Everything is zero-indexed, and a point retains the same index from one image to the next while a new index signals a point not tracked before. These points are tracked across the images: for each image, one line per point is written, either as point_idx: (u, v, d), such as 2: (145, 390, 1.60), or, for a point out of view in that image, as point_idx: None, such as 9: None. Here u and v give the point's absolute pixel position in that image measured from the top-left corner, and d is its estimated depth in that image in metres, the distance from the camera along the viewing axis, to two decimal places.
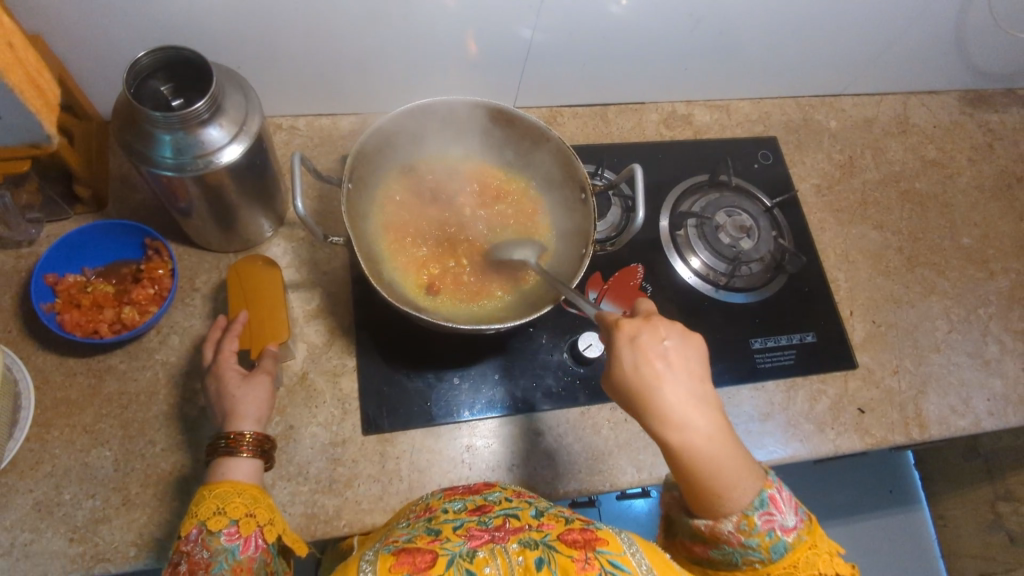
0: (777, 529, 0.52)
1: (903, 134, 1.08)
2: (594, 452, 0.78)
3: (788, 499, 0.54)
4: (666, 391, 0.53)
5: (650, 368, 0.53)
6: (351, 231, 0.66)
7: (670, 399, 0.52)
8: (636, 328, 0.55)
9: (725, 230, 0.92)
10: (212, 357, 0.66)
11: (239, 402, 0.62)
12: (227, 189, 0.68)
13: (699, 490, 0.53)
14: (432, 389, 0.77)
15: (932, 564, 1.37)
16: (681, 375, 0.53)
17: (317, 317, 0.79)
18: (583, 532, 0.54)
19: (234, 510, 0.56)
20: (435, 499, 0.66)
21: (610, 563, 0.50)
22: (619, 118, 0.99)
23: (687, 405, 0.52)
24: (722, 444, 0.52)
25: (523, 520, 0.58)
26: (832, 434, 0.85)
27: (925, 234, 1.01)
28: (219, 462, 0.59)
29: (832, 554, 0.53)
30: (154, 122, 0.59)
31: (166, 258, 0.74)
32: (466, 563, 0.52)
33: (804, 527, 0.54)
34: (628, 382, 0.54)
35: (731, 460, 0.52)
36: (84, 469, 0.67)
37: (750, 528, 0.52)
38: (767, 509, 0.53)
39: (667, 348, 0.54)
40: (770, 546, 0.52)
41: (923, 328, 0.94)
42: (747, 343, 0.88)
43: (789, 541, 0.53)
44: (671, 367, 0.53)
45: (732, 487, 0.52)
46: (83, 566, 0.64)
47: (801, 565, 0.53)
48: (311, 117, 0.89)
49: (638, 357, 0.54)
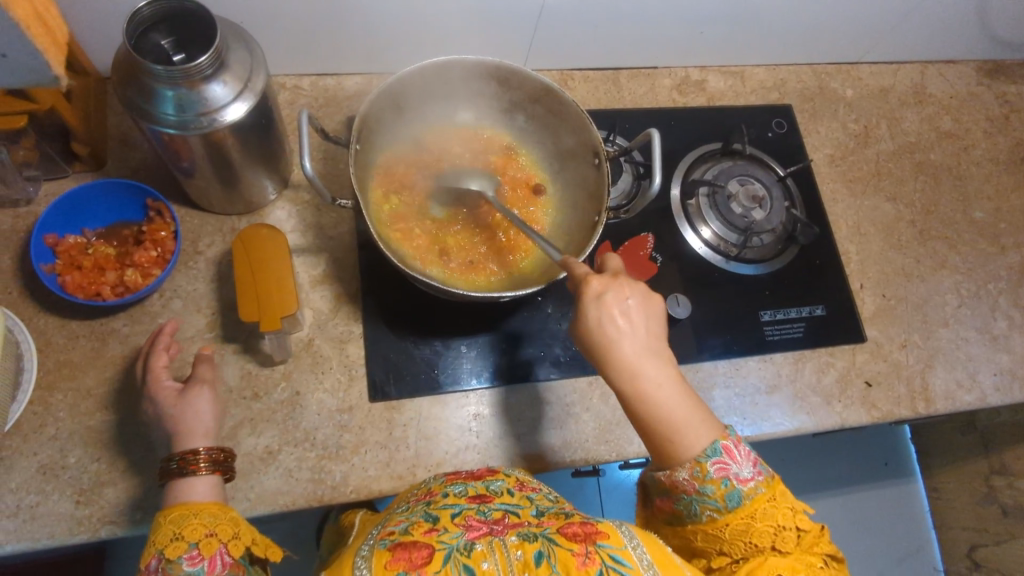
0: (732, 477, 0.55)
1: (920, 105, 1.06)
2: (602, 422, 0.77)
3: (745, 453, 0.56)
4: (623, 344, 0.56)
5: (610, 325, 0.55)
6: (359, 193, 0.64)
7: (628, 354, 0.55)
8: (604, 285, 0.56)
9: (737, 200, 0.90)
10: (142, 372, 0.66)
11: (181, 418, 0.61)
12: (231, 149, 0.66)
13: (653, 436, 0.56)
14: (439, 357, 0.76)
15: (922, 534, 1.39)
16: (639, 327, 0.56)
17: (323, 282, 0.78)
18: (583, 526, 0.56)
19: (191, 533, 0.55)
20: (438, 484, 0.66)
21: (612, 558, 0.51)
22: (631, 83, 0.97)
23: (643, 360, 0.56)
24: (673, 396, 0.56)
25: (523, 516, 0.59)
26: (839, 407, 0.85)
27: (937, 207, 1.00)
28: (176, 484, 0.58)
29: (794, 509, 0.55)
30: (156, 76, 0.57)
31: (168, 219, 0.72)
32: (463, 558, 0.52)
33: (762, 479, 0.56)
34: (592, 339, 0.56)
35: (683, 412, 0.56)
36: (89, 432, 0.67)
37: (704, 474, 0.55)
38: (721, 457, 0.55)
39: (629, 305, 0.56)
40: (725, 494, 0.55)
41: (933, 302, 0.93)
42: (756, 315, 0.87)
43: (745, 490, 0.55)
44: (628, 322, 0.56)
45: (687, 435, 0.56)
46: (90, 528, 0.63)
47: (758, 515, 0.54)
48: (315, 76, 0.86)
49: (600, 314, 0.56)
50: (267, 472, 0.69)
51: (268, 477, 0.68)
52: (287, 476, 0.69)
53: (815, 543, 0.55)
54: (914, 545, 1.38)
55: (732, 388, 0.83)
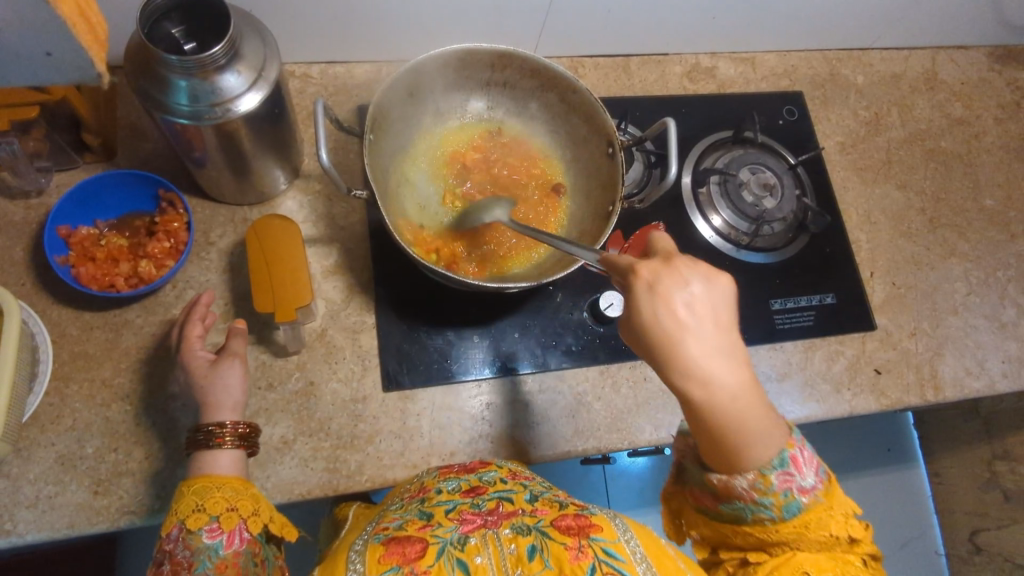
0: (794, 489, 0.52)
1: (931, 91, 1.05)
2: (613, 411, 0.78)
3: (809, 459, 0.53)
4: (689, 344, 0.46)
5: (674, 321, 0.46)
6: (373, 183, 0.64)
7: (696, 358, 0.46)
8: (655, 272, 0.48)
9: (749, 188, 0.89)
10: (178, 339, 0.67)
11: (213, 391, 0.62)
12: (243, 138, 0.66)
13: (718, 445, 0.50)
14: (451, 347, 0.76)
15: (925, 519, 1.41)
16: (707, 324, 0.47)
17: (335, 272, 0.78)
18: (577, 518, 0.56)
19: (213, 506, 0.56)
20: (431, 478, 0.66)
21: (605, 552, 0.52)
22: (641, 70, 0.96)
23: (714, 363, 0.46)
24: (748, 404, 0.48)
25: (517, 503, 0.60)
26: (848, 395, 0.85)
27: (947, 194, 0.99)
28: (201, 455, 0.59)
29: (846, 517, 0.53)
30: (169, 66, 0.56)
31: (180, 210, 0.72)
32: (457, 552, 0.53)
33: (821, 489, 0.53)
34: (650, 335, 0.47)
35: (754, 420, 0.49)
36: (106, 423, 0.67)
37: (767, 487, 0.51)
38: (787, 469, 0.51)
39: (693, 296, 0.47)
40: (783, 505, 0.52)
41: (943, 290, 0.93)
42: (767, 304, 0.87)
43: (804, 501, 0.52)
44: (695, 318, 0.47)
45: (755, 443, 0.50)
46: (109, 518, 0.64)
47: (811, 525, 0.53)
48: (325, 64, 0.86)
49: (661, 308, 0.47)
50: (283, 462, 0.69)
51: (284, 467, 0.69)
52: (303, 466, 0.69)
53: (857, 545, 0.54)
54: (917, 530, 1.40)
55: None
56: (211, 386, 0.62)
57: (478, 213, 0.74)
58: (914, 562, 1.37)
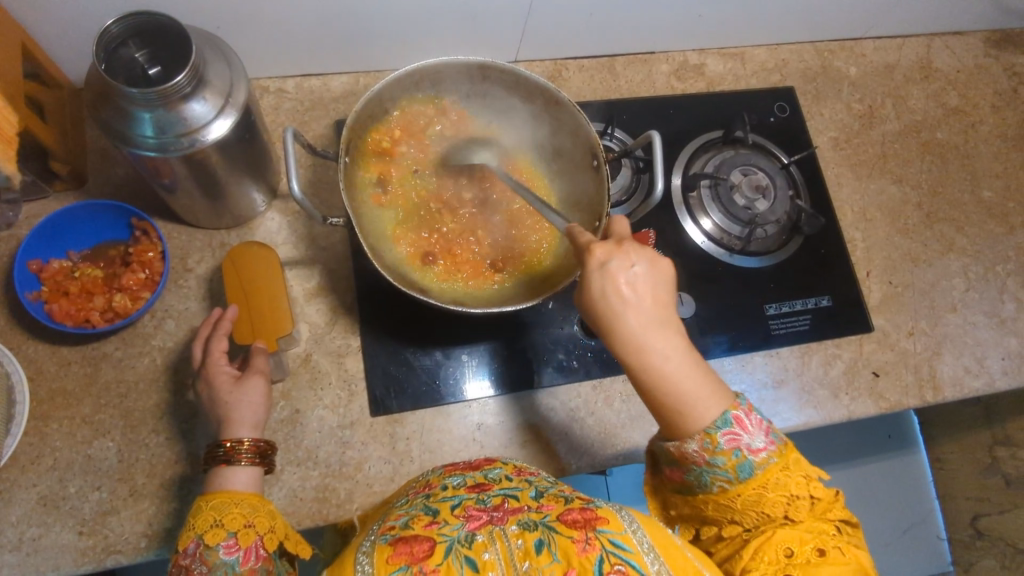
0: (743, 448, 0.53)
1: (926, 81, 1.02)
2: (607, 426, 0.76)
3: (758, 422, 0.54)
4: (628, 315, 0.52)
5: (614, 295, 0.52)
6: (349, 209, 0.62)
7: (635, 326, 0.52)
8: (607, 253, 0.53)
9: (740, 190, 0.87)
10: (201, 356, 0.64)
11: (234, 409, 0.60)
12: (215, 164, 0.63)
13: (662, 411, 0.53)
14: (440, 367, 0.75)
15: (926, 505, 1.39)
16: (647, 300, 0.52)
17: (318, 295, 0.76)
18: (583, 511, 0.54)
19: (231, 522, 0.54)
20: (436, 476, 0.64)
21: (612, 543, 0.50)
22: (627, 70, 0.93)
23: (650, 333, 0.52)
24: (682, 367, 0.52)
25: (522, 500, 0.57)
26: (846, 399, 0.84)
27: (944, 187, 0.97)
28: (218, 471, 0.57)
29: (807, 477, 0.54)
30: (131, 99, 0.54)
31: (155, 238, 0.70)
32: (464, 549, 0.51)
33: (775, 450, 0.54)
34: (598, 311, 0.53)
35: (691, 382, 0.52)
36: (87, 461, 0.66)
37: (715, 447, 0.52)
38: (732, 429, 0.53)
39: (637, 273, 0.52)
40: (736, 465, 0.53)
41: (941, 287, 0.91)
42: (762, 310, 0.86)
43: (756, 461, 0.53)
44: (633, 293, 0.52)
45: (695, 405, 0.53)
46: (95, 558, 0.63)
47: (770, 485, 0.53)
48: (299, 77, 0.83)
49: (607, 283, 0.52)
50: (272, 493, 0.68)
51: (272, 498, 0.68)
52: (292, 496, 0.68)
53: (828, 510, 0.54)
54: (917, 516, 1.38)
55: (739, 384, 0.82)
56: (236, 403, 0.60)
57: (467, 151, 0.77)
58: (915, 549, 1.37)
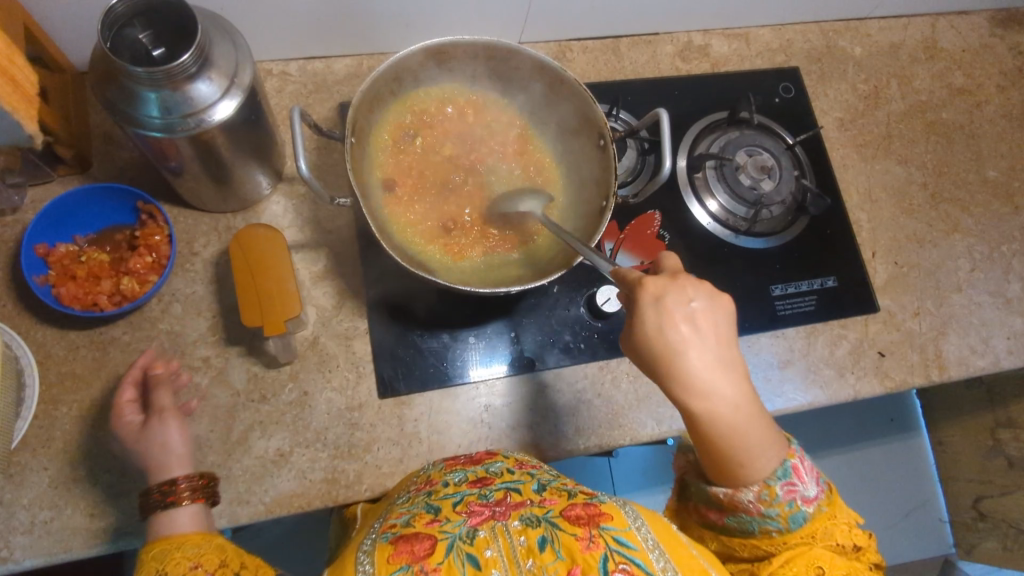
0: (798, 499, 0.53)
1: (931, 60, 1.02)
2: (614, 408, 0.76)
3: (809, 469, 0.55)
4: (692, 358, 0.50)
5: (676, 341, 0.50)
6: (356, 188, 0.62)
7: (699, 370, 0.50)
8: (662, 287, 0.51)
9: (746, 171, 0.87)
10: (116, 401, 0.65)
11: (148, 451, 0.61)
12: (220, 146, 0.63)
13: (721, 458, 0.53)
14: (447, 349, 0.75)
15: (928, 488, 1.39)
16: (711, 342, 0.51)
17: (325, 278, 0.76)
18: (586, 507, 0.53)
19: (174, 566, 0.52)
20: (437, 471, 0.64)
21: (616, 541, 0.49)
22: (631, 51, 0.93)
23: (714, 377, 0.51)
24: (749, 415, 0.52)
25: (525, 494, 0.56)
26: (852, 379, 0.84)
27: (950, 167, 0.97)
28: (159, 518, 0.58)
29: (850, 525, 0.55)
30: (137, 79, 0.54)
31: (161, 222, 0.70)
32: (466, 547, 0.51)
33: (823, 499, 0.55)
34: (660, 359, 0.51)
35: (757, 433, 0.52)
36: (97, 444, 0.66)
37: (772, 498, 0.53)
38: (790, 479, 0.54)
39: (698, 314, 0.51)
40: (788, 516, 0.54)
41: (946, 267, 0.91)
42: (768, 291, 0.86)
43: (809, 512, 0.54)
44: (695, 338, 0.50)
45: (756, 456, 0.53)
46: (107, 540, 0.63)
47: (818, 535, 0.54)
48: (303, 60, 0.83)
49: (671, 327, 0.50)
50: (281, 474, 0.68)
51: (282, 479, 0.68)
52: (301, 477, 0.68)
53: (865, 553, 0.55)
54: (919, 499, 1.39)
55: (745, 365, 0.82)
56: (149, 448, 0.61)
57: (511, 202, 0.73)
58: (917, 531, 1.38)
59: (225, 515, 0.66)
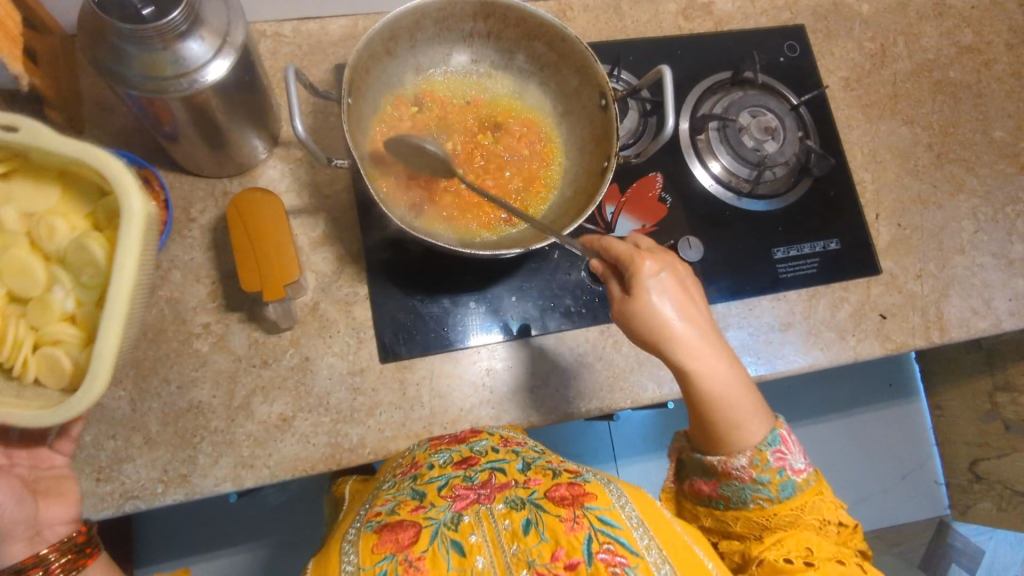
0: (788, 468, 0.55)
1: (939, 17, 0.99)
2: (614, 369, 0.76)
3: (796, 442, 0.57)
4: (678, 327, 0.56)
5: (660, 302, 0.56)
6: (354, 149, 0.61)
7: (683, 338, 0.56)
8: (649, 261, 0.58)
9: (748, 132, 0.86)
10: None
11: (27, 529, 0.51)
12: (214, 107, 0.61)
13: (712, 423, 0.56)
14: (448, 315, 0.75)
15: (925, 451, 1.40)
16: (693, 315, 0.58)
17: (324, 243, 0.75)
18: (571, 486, 0.53)
19: None
20: (422, 451, 0.64)
21: (600, 521, 0.50)
22: (633, 9, 0.90)
23: (699, 345, 0.57)
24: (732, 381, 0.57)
25: (510, 474, 0.57)
26: (853, 341, 0.84)
27: (956, 127, 0.95)
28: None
29: (836, 504, 0.57)
30: (126, 36, 0.52)
31: (156, 186, 0.69)
32: (451, 532, 0.50)
33: (811, 473, 0.57)
34: (646, 321, 0.57)
35: (742, 396, 0.56)
36: (100, 410, 0.66)
37: (763, 463, 0.55)
38: (779, 447, 0.56)
39: (684, 287, 0.58)
40: (780, 483, 0.55)
41: (949, 229, 0.90)
42: (770, 254, 0.85)
43: (798, 482, 0.56)
44: (679, 301, 0.57)
45: (745, 421, 0.56)
46: (114, 504, 0.64)
47: (807, 508, 0.55)
48: (297, 20, 0.80)
49: (658, 291, 0.56)
50: (284, 439, 0.69)
51: (285, 444, 0.68)
52: (304, 441, 0.69)
53: (849, 539, 0.57)
54: (917, 461, 1.40)
55: (745, 327, 0.82)
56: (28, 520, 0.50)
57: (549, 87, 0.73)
58: (913, 493, 1.39)
59: (230, 479, 0.66)
